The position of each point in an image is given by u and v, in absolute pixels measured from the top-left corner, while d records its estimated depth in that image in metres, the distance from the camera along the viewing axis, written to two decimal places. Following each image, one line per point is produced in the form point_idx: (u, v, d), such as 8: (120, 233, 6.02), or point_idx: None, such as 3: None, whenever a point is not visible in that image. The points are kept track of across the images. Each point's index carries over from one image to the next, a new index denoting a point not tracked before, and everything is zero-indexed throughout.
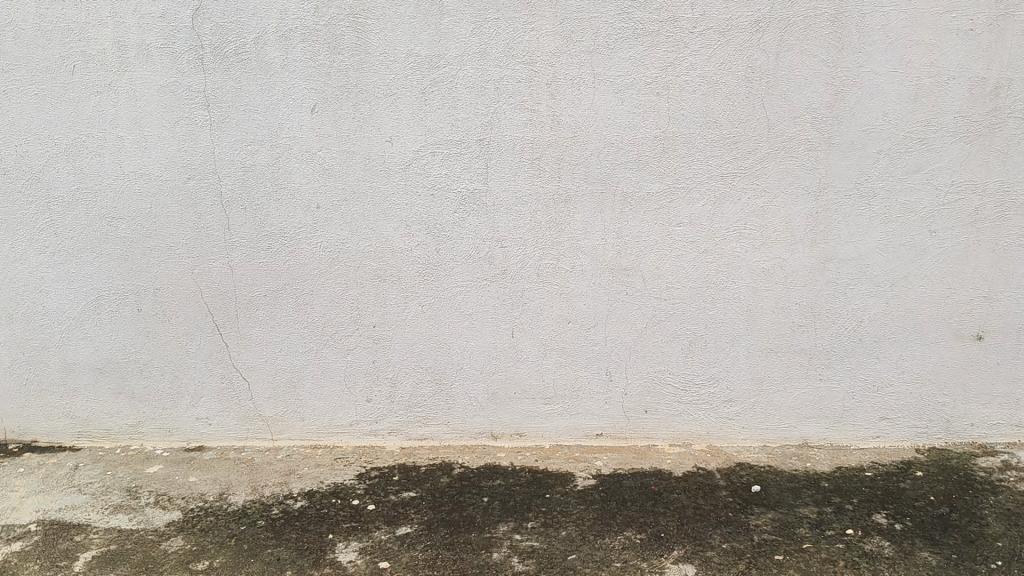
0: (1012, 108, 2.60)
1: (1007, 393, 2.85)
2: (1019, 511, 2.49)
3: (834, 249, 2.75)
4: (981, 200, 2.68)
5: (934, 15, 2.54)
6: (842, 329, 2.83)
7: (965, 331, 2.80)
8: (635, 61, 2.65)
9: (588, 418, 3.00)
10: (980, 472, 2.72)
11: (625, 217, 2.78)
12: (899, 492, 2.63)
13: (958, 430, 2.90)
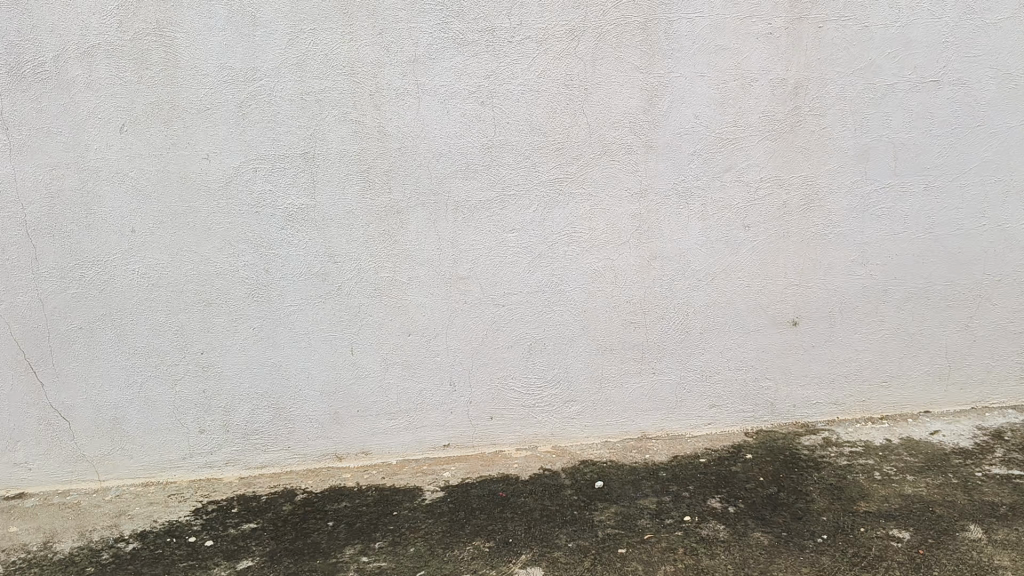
0: (809, 107, 2.78)
1: (823, 373, 3.05)
2: (839, 485, 2.66)
3: (658, 247, 2.86)
4: (788, 194, 2.85)
5: (735, 22, 2.68)
6: (671, 323, 2.94)
7: (782, 318, 2.97)
8: (456, 70, 2.66)
9: (433, 430, 2.97)
10: (803, 451, 2.90)
11: (457, 226, 2.78)
12: (732, 475, 2.76)
13: (782, 411, 3.07)
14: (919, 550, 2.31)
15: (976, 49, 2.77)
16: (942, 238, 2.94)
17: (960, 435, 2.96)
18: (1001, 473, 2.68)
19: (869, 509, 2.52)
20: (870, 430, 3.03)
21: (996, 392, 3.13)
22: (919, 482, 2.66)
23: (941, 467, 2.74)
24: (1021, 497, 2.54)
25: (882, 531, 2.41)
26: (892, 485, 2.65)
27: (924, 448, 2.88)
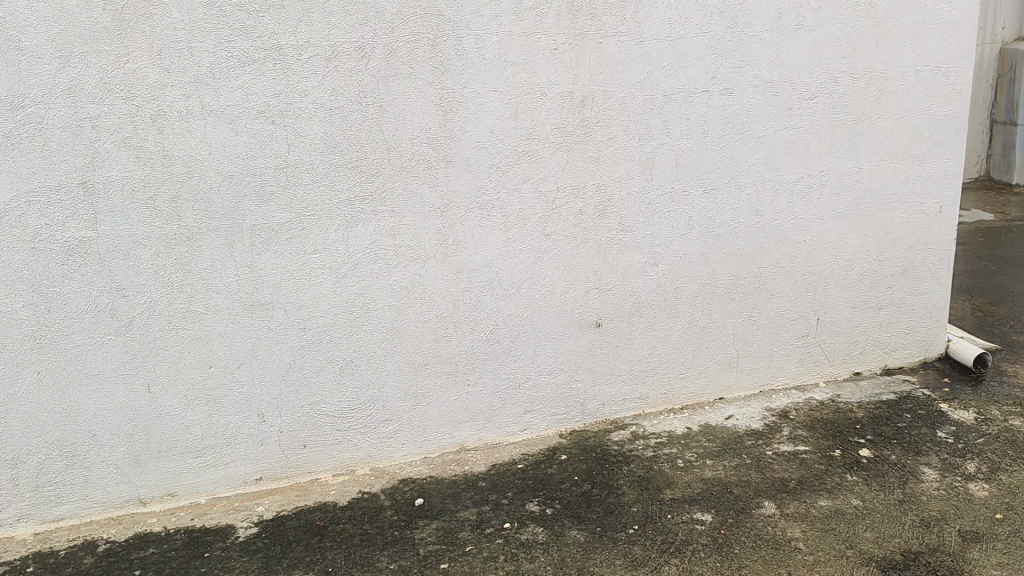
0: (597, 117, 2.91)
1: (627, 371, 3.19)
2: (647, 476, 2.80)
3: (462, 260, 2.89)
4: (583, 202, 2.96)
5: (521, 38, 2.76)
6: (480, 334, 2.98)
7: (586, 320, 3.09)
8: (244, 91, 2.57)
9: (244, 464, 2.86)
10: (613, 447, 3.02)
11: (256, 251, 2.69)
12: (547, 478, 2.83)
13: (592, 411, 3.19)
14: (720, 530, 2.47)
15: (740, 60, 2.99)
16: (724, 236, 3.15)
17: (752, 418, 3.19)
18: (789, 450, 2.91)
19: (675, 496, 2.67)
20: (673, 421, 3.20)
21: (780, 375, 3.39)
22: (718, 465, 2.84)
23: (736, 449, 2.94)
24: (806, 471, 2.77)
25: (688, 516, 2.55)
26: (695, 471, 2.82)
27: (721, 433, 3.08)
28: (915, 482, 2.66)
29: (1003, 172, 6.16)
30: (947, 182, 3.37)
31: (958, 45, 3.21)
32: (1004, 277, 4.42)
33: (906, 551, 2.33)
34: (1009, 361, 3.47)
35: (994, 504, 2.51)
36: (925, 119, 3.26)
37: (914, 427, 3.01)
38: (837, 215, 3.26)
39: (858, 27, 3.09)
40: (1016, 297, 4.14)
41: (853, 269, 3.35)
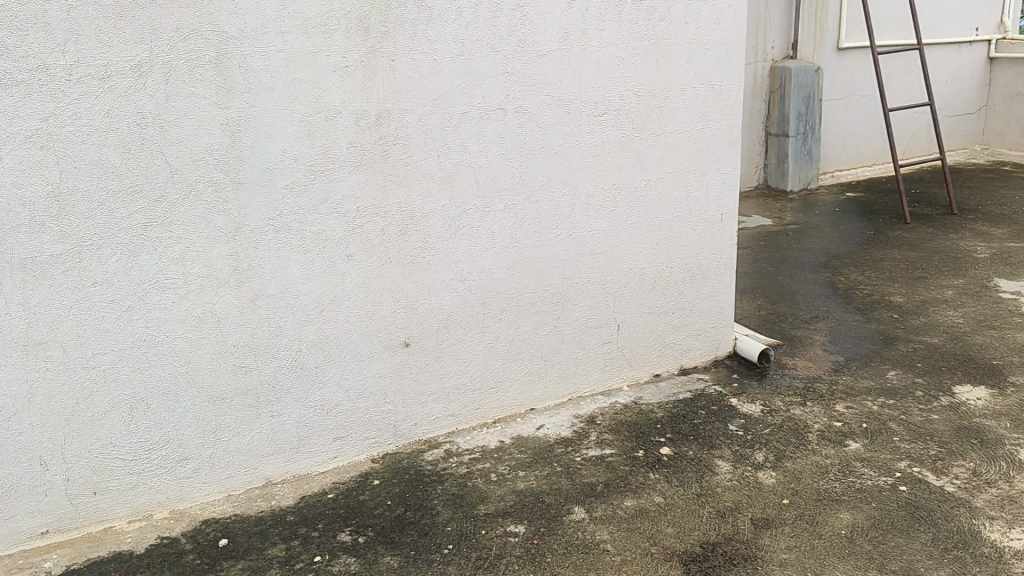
0: (394, 136, 2.88)
1: (438, 389, 3.18)
2: (460, 493, 2.80)
3: (259, 286, 2.78)
4: (384, 221, 2.93)
5: (310, 56, 2.70)
6: (283, 362, 2.87)
7: (394, 340, 3.05)
8: (6, 114, 2.34)
9: (26, 519, 2.61)
10: (426, 467, 3.00)
11: (28, 287, 2.46)
12: (360, 505, 2.78)
13: (405, 432, 3.16)
14: (533, 540, 2.50)
15: (531, 78, 3.07)
16: (526, 250, 3.22)
17: (561, 426, 3.27)
18: (596, 454, 3.01)
19: (488, 510, 2.68)
20: (485, 435, 3.23)
21: (586, 382, 3.50)
22: (529, 476, 2.89)
23: (547, 458, 3.00)
24: (612, 474, 2.86)
25: (501, 529, 2.57)
26: (508, 484, 2.85)
27: (532, 443, 3.13)
28: (711, 475, 2.81)
29: (779, 179, 6.71)
30: (726, 191, 3.61)
31: (728, 64, 3.46)
32: (782, 278, 4.80)
33: (705, 543, 2.46)
34: (789, 355, 3.76)
35: (780, 490, 2.70)
36: (703, 133, 3.48)
37: (709, 423, 3.19)
38: (630, 225, 3.42)
39: (639, 47, 3.25)
40: (793, 295, 4.49)
41: (647, 277, 3.52)
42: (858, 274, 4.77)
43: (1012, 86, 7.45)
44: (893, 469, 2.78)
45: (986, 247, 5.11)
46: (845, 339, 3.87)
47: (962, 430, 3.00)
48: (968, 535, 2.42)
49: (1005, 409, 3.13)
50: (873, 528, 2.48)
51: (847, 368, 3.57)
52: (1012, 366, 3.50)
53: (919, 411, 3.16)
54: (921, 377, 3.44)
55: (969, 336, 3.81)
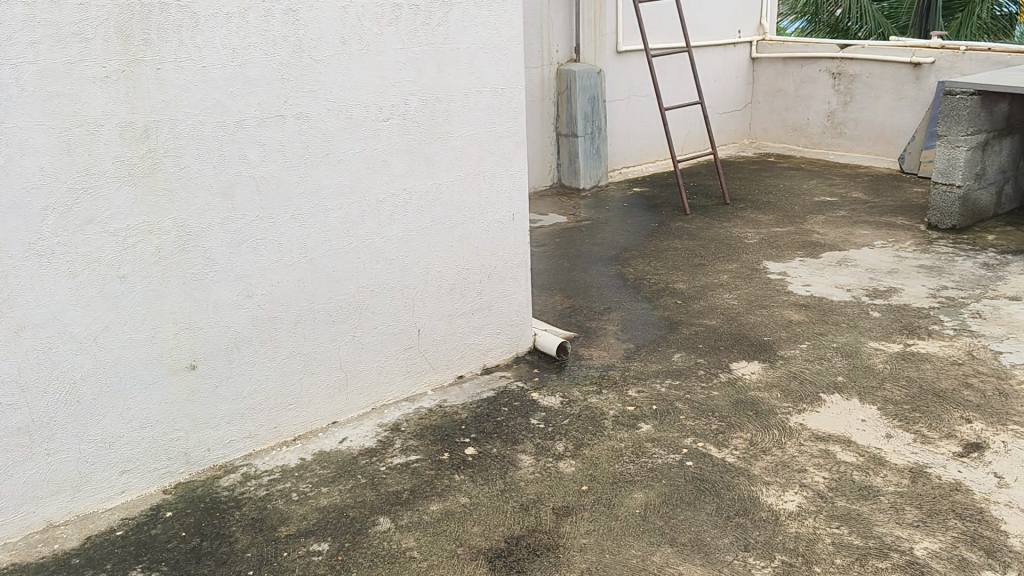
0: (165, 148, 2.72)
1: (231, 410, 3.05)
2: (260, 516, 2.70)
3: (23, 316, 2.54)
4: (160, 238, 2.77)
5: (65, 67, 2.50)
6: (56, 396, 2.64)
7: (178, 363, 2.89)
8: None
9: None
10: (223, 493, 2.87)
11: None
12: (152, 539, 2.63)
13: (197, 458, 3.00)
14: (337, 557, 2.46)
15: (310, 85, 3.00)
16: (317, 260, 3.14)
17: (365, 436, 3.22)
18: (401, 462, 2.98)
19: (290, 531, 2.60)
20: (286, 454, 3.13)
21: (389, 390, 3.47)
22: (332, 491, 2.82)
23: (350, 471, 2.95)
24: (417, 480, 2.85)
25: (304, 549, 2.51)
26: (311, 502, 2.77)
27: (335, 457, 3.07)
28: (514, 470, 2.87)
29: (570, 178, 6.96)
30: (515, 191, 3.70)
31: (508, 68, 3.53)
32: (577, 272, 4.98)
33: (509, 538, 2.50)
34: (585, 346, 3.90)
35: (580, 477, 2.80)
36: (488, 135, 3.54)
37: (511, 419, 3.24)
38: (422, 230, 3.42)
39: (420, 52, 3.26)
40: (587, 288, 4.67)
41: (444, 280, 3.54)
42: (646, 264, 5.03)
43: (772, 84, 8.13)
44: (681, 447, 2.95)
45: (755, 233, 5.54)
46: (634, 327, 4.07)
47: (740, 404, 3.23)
48: (747, 501, 2.61)
49: (775, 380, 3.41)
50: (664, 504, 2.62)
51: (637, 354, 3.76)
52: (780, 340, 3.81)
53: (702, 389, 3.37)
54: (702, 357, 3.67)
55: (743, 316, 4.11)
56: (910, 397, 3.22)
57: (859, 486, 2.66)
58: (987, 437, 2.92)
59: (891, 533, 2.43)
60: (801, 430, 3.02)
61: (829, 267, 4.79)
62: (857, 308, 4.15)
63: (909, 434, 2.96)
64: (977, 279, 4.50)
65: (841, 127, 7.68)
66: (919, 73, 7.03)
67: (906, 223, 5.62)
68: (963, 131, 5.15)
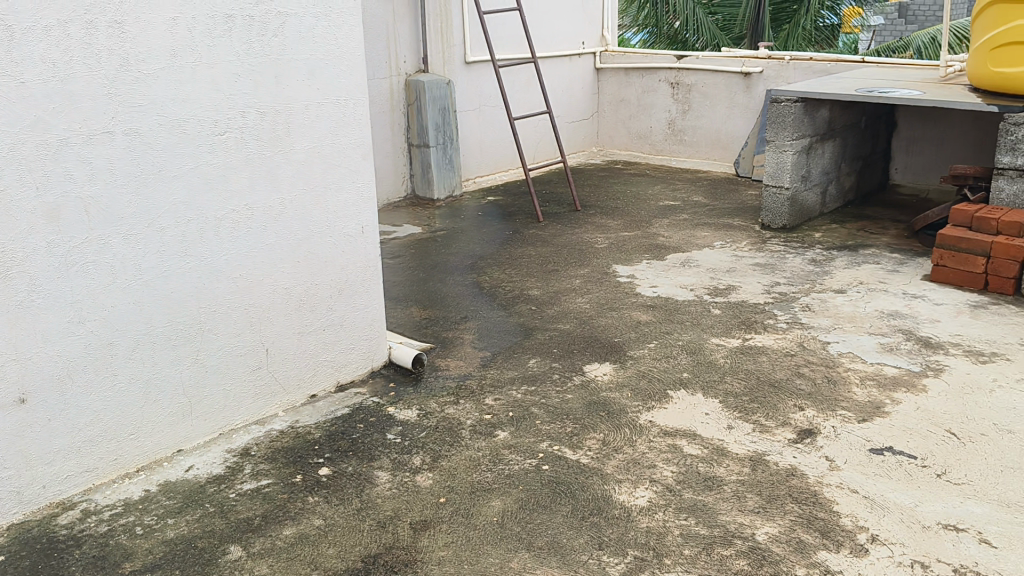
0: None
1: (66, 443, 2.86)
2: (102, 554, 2.55)
3: None
4: None
5: None
6: None
7: (4, 399, 2.68)
8: None
9: None
10: (60, 532, 2.68)
11: None
12: None
13: (31, 497, 2.80)
14: None
15: (139, 99, 2.86)
16: (154, 281, 3.00)
17: (213, 463, 3.09)
18: (251, 487, 2.88)
19: (134, 568, 2.47)
20: (128, 486, 2.96)
21: (238, 413, 3.35)
22: (179, 523, 2.69)
23: (198, 500, 2.82)
24: (269, 504, 2.77)
25: None
26: (156, 536, 2.63)
27: (181, 487, 2.93)
28: (370, 488, 2.83)
29: (424, 188, 6.95)
30: (362, 204, 3.65)
31: (349, 80, 3.49)
32: (432, 282, 4.97)
33: (365, 557, 2.46)
34: (441, 357, 3.90)
35: (437, 489, 2.79)
36: (332, 148, 3.48)
37: (366, 435, 3.20)
38: (266, 246, 3.32)
39: (256, 64, 3.17)
40: (442, 298, 4.68)
41: (292, 297, 3.45)
42: (500, 272, 5.08)
43: (615, 94, 8.40)
44: (536, 451, 2.99)
45: (605, 238, 5.70)
46: (490, 335, 4.10)
47: (593, 405, 3.32)
48: (600, 500, 2.68)
49: (626, 380, 3.52)
50: (521, 510, 2.65)
51: (493, 362, 3.79)
52: (630, 341, 3.94)
53: (557, 393, 3.44)
54: (556, 361, 3.74)
55: (595, 319, 4.22)
56: (748, 389, 3.40)
57: (705, 478, 2.78)
58: (819, 423, 3.12)
59: (735, 520, 2.56)
60: (650, 427, 3.13)
61: (673, 269, 4.99)
62: (700, 306, 4.34)
63: (748, 424, 3.12)
64: (806, 275, 4.81)
65: (681, 134, 8.02)
66: (749, 82, 7.43)
67: (743, 224, 5.93)
68: (789, 136, 5.49)
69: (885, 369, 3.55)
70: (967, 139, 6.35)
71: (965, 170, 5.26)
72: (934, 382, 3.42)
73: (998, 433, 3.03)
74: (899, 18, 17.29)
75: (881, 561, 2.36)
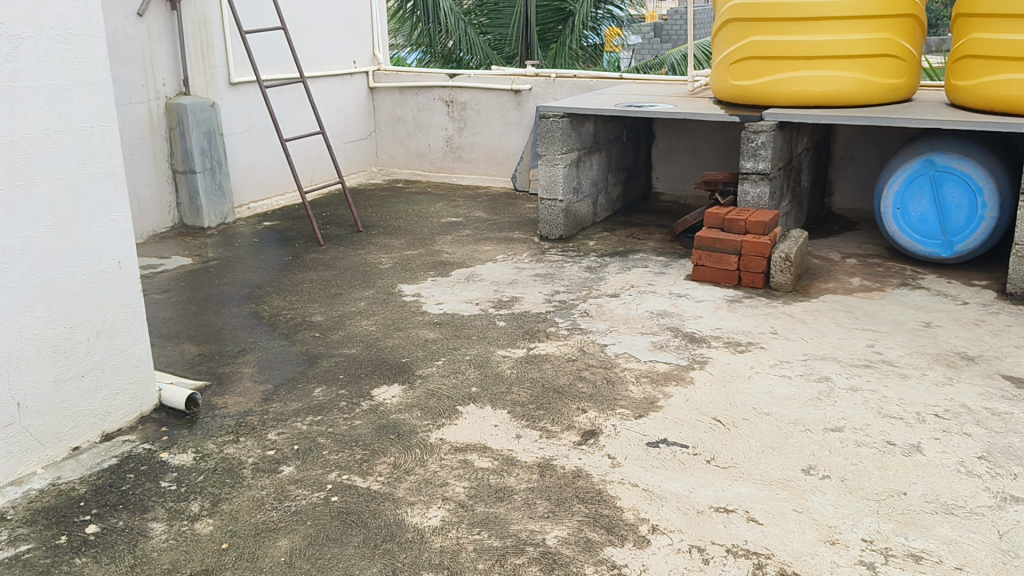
0: None
1: None
2: None
3: None
4: None
5: None
6: None
7: None
8: None
9: None
10: None
11: None
12: None
13: None
14: None
15: None
16: None
17: None
18: (8, 556, 2.59)
19: None
20: None
21: None
22: None
23: None
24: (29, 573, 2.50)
25: None
26: None
27: None
28: (144, 542, 2.62)
29: (193, 218, 6.58)
30: (118, 237, 3.40)
31: (95, 105, 3.24)
32: (207, 316, 4.72)
33: None
34: (218, 394, 3.70)
35: (219, 535, 2.63)
36: (79, 179, 3.21)
37: (138, 486, 2.97)
38: (10, 289, 3.01)
39: None
40: (219, 331, 4.45)
41: (43, 343, 3.14)
42: (280, 300, 4.91)
43: (391, 113, 8.40)
44: (324, 483, 2.90)
45: (388, 258, 5.67)
46: (271, 366, 3.95)
47: (382, 429, 3.27)
48: (392, 526, 2.64)
49: (414, 400, 3.50)
50: (310, 545, 2.56)
51: (275, 395, 3.64)
52: (417, 360, 3.93)
53: (344, 420, 3.36)
54: (343, 388, 3.66)
55: (381, 341, 4.18)
56: (534, 397, 3.49)
57: (496, 489, 2.82)
58: (600, 423, 3.25)
59: (526, 528, 2.60)
60: (441, 444, 3.13)
61: (457, 284, 5.04)
62: (485, 320, 4.42)
63: (535, 432, 3.20)
64: (583, 282, 5.02)
65: (458, 151, 8.15)
66: (519, 99, 7.68)
67: (522, 236, 6.11)
68: (559, 150, 5.72)
69: (657, 366, 3.77)
70: (716, 148, 6.90)
71: (716, 177, 5.70)
72: (700, 374, 3.68)
73: (758, 416, 3.29)
74: (655, 37, 18.57)
75: (662, 549, 2.49)
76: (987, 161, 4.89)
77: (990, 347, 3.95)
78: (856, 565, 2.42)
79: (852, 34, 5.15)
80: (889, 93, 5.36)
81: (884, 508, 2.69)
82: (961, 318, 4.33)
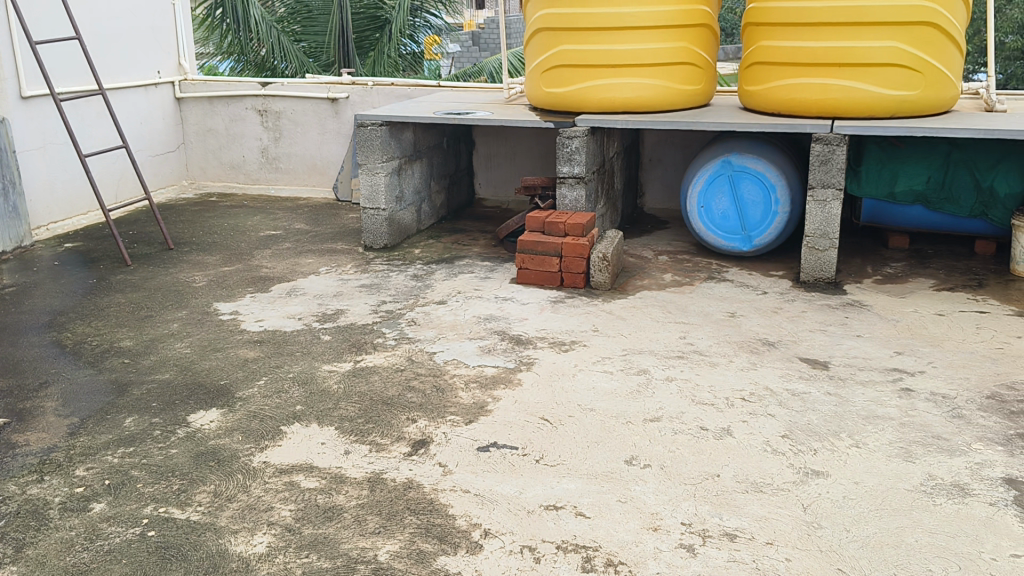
0: None
1: None
2: None
3: None
4: None
5: None
6: None
7: None
8: None
9: None
10: None
11: None
12: None
13: None
14: None
15: None
16: None
17: None
18: None
19: None
20: None
21: None
22: None
23: None
24: None
25: None
26: None
27: None
28: None
29: None
30: None
31: None
32: (2, 347, 4.32)
33: None
34: (17, 432, 3.39)
35: None
36: None
37: None
38: None
39: None
40: (15, 364, 4.08)
41: None
42: (85, 326, 4.57)
43: (200, 124, 8.02)
44: (139, 518, 2.72)
45: (203, 276, 5.41)
46: (77, 398, 3.66)
47: (200, 456, 3.11)
48: (215, 557, 2.51)
49: (235, 424, 3.35)
50: None
51: (82, 428, 3.38)
52: (237, 381, 3.77)
53: (159, 450, 3.17)
54: (157, 416, 3.45)
55: (197, 364, 3.97)
56: (363, 411, 3.43)
57: (324, 509, 2.74)
58: (430, 432, 3.24)
59: (356, 546, 2.55)
60: (265, 467, 3.02)
61: (279, 300, 4.87)
62: (309, 335, 4.30)
63: (364, 446, 3.14)
64: (409, 291, 4.98)
65: (275, 162, 7.91)
66: (337, 107, 7.55)
67: (346, 247, 5.99)
68: (379, 159, 5.66)
69: (485, 370, 3.80)
70: (534, 153, 7.06)
71: (535, 181, 5.82)
72: (526, 375, 3.74)
73: (582, 412, 3.39)
74: (473, 45, 18.81)
75: (494, 553, 2.51)
76: (778, 161, 5.28)
77: (788, 333, 4.25)
78: (677, 549, 2.54)
79: (654, 43, 5.42)
80: (689, 99, 5.69)
81: (700, 491, 2.84)
82: (763, 307, 4.64)
